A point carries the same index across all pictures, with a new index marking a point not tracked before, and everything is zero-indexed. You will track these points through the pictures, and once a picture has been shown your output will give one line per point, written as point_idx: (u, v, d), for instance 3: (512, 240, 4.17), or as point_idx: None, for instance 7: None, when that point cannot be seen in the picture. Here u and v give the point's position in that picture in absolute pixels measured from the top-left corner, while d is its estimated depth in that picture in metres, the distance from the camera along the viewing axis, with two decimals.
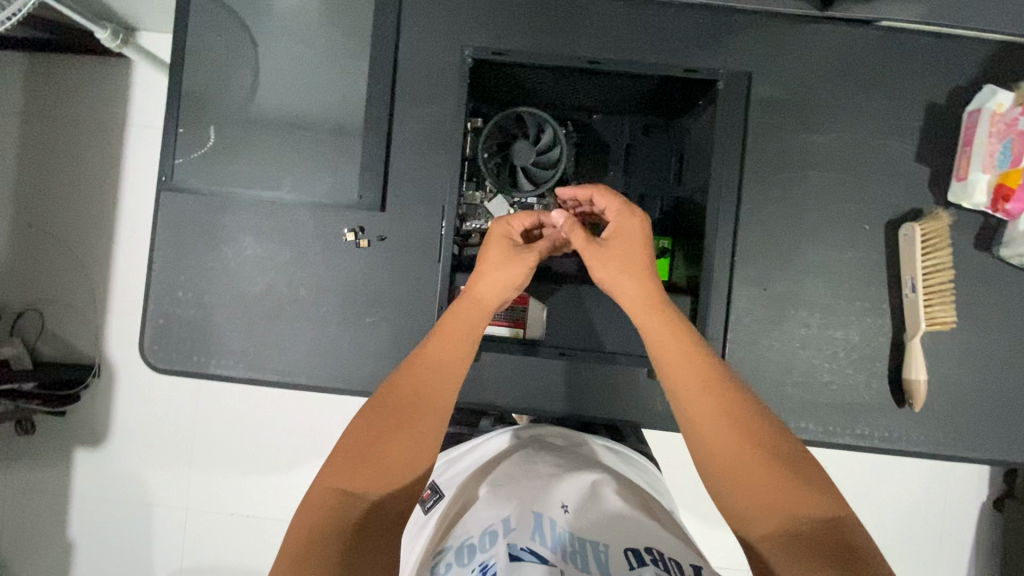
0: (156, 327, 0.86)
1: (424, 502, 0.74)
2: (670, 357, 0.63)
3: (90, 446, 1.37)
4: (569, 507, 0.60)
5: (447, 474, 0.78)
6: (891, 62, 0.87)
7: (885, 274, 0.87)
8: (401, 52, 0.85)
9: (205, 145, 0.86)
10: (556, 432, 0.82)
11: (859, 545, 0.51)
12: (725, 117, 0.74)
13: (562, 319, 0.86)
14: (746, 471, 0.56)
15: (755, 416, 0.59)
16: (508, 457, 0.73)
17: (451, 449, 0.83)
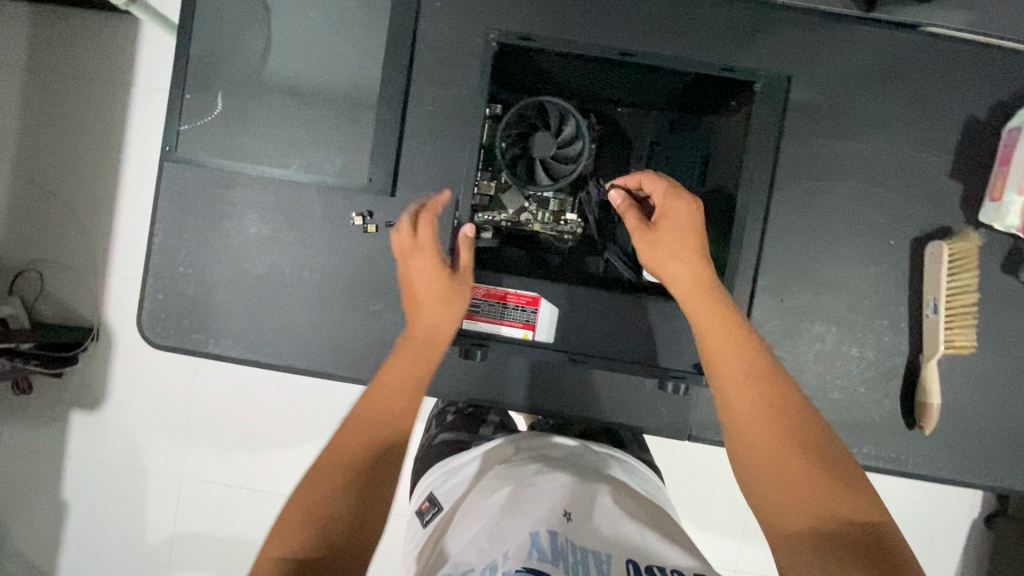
0: (155, 301, 0.84)
1: (423, 515, 0.72)
2: (717, 343, 0.64)
3: (87, 409, 1.36)
4: (570, 515, 0.59)
5: (445, 484, 0.75)
6: (934, 71, 0.83)
7: (907, 292, 0.84)
8: (421, 29, 0.81)
9: (212, 114, 0.83)
10: (556, 440, 0.78)
11: (891, 548, 0.52)
12: (757, 121, 0.71)
13: (577, 322, 0.78)
14: (783, 464, 0.57)
15: (802, 408, 0.61)
16: (505, 463, 0.71)
17: (449, 457, 0.80)
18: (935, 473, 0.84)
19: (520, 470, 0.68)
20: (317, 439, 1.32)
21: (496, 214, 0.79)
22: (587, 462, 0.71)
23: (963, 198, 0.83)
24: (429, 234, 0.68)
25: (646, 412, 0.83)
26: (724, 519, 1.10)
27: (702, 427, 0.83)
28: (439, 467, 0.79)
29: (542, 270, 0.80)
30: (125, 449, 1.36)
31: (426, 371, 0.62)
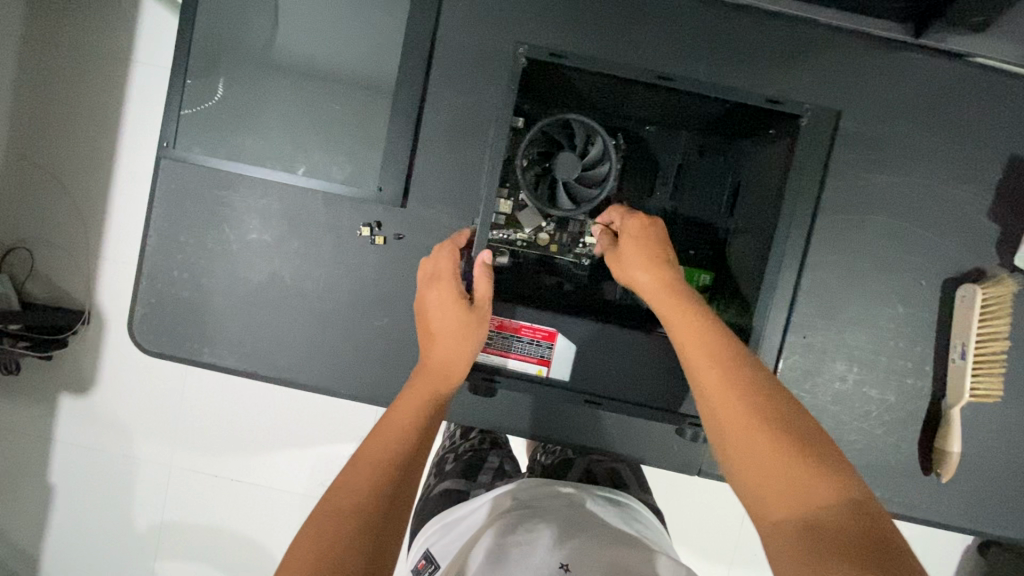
0: (148, 305, 0.80)
1: (419, 575, 0.69)
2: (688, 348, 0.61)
3: (76, 391, 1.30)
4: (569, 568, 0.58)
5: (442, 539, 0.73)
6: (981, 103, 0.78)
7: (933, 335, 0.81)
8: (440, 35, 0.77)
9: (215, 96, 0.78)
10: (556, 489, 0.77)
11: (888, 541, 0.47)
12: (800, 157, 0.66)
13: (593, 360, 0.74)
14: (765, 461, 0.52)
15: (777, 398, 0.57)
16: (502, 519, 0.70)
17: (447, 512, 0.78)
18: (947, 522, 0.81)
19: (517, 525, 0.67)
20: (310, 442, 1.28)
21: (510, 234, 0.73)
22: (587, 517, 0.70)
23: (999, 240, 0.79)
24: (450, 262, 0.64)
25: (657, 444, 0.80)
26: (723, 548, 1.08)
27: (712, 463, 0.81)
28: (436, 523, 0.77)
29: (554, 297, 0.77)
30: (112, 441, 1.31)
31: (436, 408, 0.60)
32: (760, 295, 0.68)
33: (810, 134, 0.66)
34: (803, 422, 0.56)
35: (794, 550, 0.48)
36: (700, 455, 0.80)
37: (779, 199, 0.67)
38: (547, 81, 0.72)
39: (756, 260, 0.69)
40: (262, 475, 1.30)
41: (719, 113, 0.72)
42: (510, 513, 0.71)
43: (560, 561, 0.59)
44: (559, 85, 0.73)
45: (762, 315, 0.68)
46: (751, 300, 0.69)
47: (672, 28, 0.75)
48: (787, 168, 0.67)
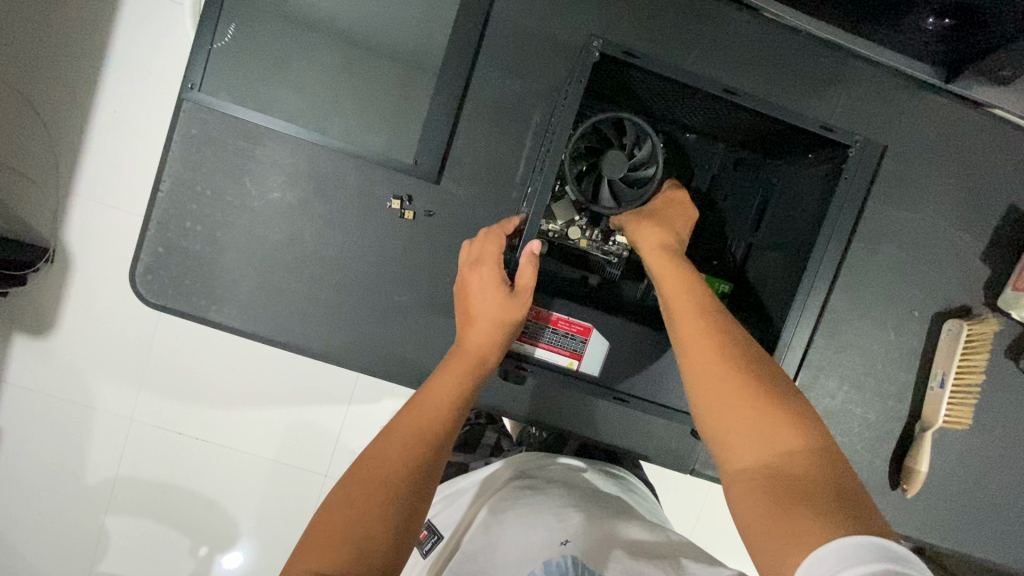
0: (154, 255, 0.76)
1: (421, 545, 0.70)
2: (684, 316, 0.62)
3: (36, 334, 1.22)
4: (569, 541, 0.59)
5: (444, 510, 0.74)
6: (989, 152, 0.83)
7: (917, 363, 0.87)
8: (493, 13, 0.75)
9: (226, 41, 0.73)
10: (553, 460, 0.79)
11: (850, 500, 0.48)
12: (845, 187, 0.66)
13: (611, 357, 0.75)
14: (743, 422, 0.55)
15: (762, 368, 0.58)
16: (501, 491, 0.71)
17: (447, 482, 0.79)
18: (909, 534, 0.88)
19: (516, 498, 0.68)
20: (290, 406, 1.25)
21: (543, 224, 0.73)
22: (588, 490, 0.72)
23: (987, 282, 0.86)
24: (495, 248, 0.65)
25: (653, 441, 0.84)
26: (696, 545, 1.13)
27: (704, 463, 0.85)
28: (438, 493, 0.77)
29: (579, 292, 0.78)
30: (72, 389, 1.23)
31: (472, 390, 0.60)
32: (785, 317, 0.69)
33: (854, 165, 0.67)
34: (788, 388, 0.57)
35: (758, 505, 0.51)
36: (693, 455, 0.84)
37: (817, 220, 0.68)
38: (607, 76, 0.70)
39: (785, 281, 0.70)
40: (235, 437, 1.25)
41: (766, 131, 0.73)
42: (509, 486, 0.71)
43: (560, 535, 0.60)
44: (617, 83, 0.72)
45: (785, 335, 0.69)
46: (774, 322, 0.71)
47: (725, 42, 0.77)
48: (826, 197, 0.68)
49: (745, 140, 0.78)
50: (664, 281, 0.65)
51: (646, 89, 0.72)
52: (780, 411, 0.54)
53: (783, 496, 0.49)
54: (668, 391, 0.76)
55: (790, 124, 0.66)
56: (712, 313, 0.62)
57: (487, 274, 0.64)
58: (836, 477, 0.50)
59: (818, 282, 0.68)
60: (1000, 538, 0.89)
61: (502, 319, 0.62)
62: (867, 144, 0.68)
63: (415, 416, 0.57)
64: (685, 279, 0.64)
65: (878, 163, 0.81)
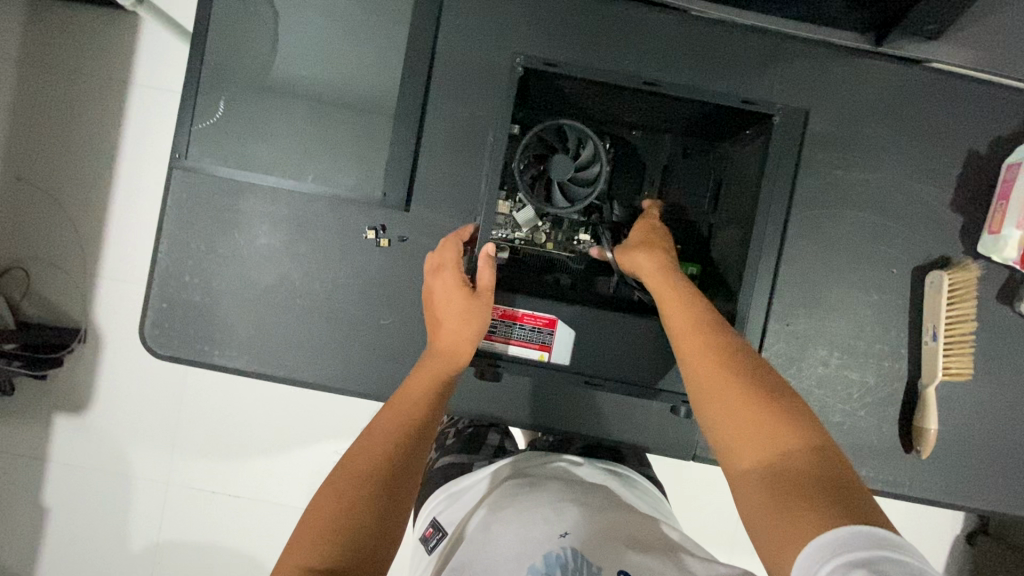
0: (159, 311, 0.83)
1: (427, 542, 0.72)
2: (681, 328, 0.65)
3: (73, 409, 1.30)
4: (568, 533, 0.60)
5: (449, 508, 0.75)
6: (937, 104, 0.85)
7: (907, 320, 0.86)
8: (438, 50, 0.82)
9: (208, 115, 0.82)
10: (552, 458, 0.80)
11: (853, 492, 0.49)
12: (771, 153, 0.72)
13: (588, 346, 0.77)
14: (746, 422, 0.56)
15: (760, 370, 0.60)
16: (502, 489, 0.72)
17: (452, 481, 0.80)
18: (927, 495, 0.86)
19: (517, 494, 0.69)
20: (309, 448, 1.29)
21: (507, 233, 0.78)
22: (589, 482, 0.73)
23: (962, 230, 0.86)
24: (452, 253, 0.71)
25: (652, 430, 0.84)
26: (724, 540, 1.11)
27: (706, 447, 0.85)
28: (442, 492, 0.79)
29: (551, 291, 0.81)
30: (107, 458, 1.30)
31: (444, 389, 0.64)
32: (745, 281, 0.72)
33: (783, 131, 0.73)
34: (789, 390, 0.58)
35: (763, 501, 0.52)
36: (694, 440, 0.84)
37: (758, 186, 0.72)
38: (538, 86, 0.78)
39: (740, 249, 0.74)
40: (261, 484, 1.29)
41: (700, 115, 0.78)
42: (509, 483, 0.73)
43: (561, 526, 0.61)
44: (549, 89, 0.79)
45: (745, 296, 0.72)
46: (737, 289, 0.74)
47: (655, 39, 0.82)
48: (758, 165, 0.73)
49: (687, 127, 0.82)
50: (662, 298, 0.68)
51: (579, 96, 0.78)
52: (779, 410, 0.56)
53: (785, 488, 0.51)
54: (645, 375, 0.78)
55: (712, 104, 0.72)
56: (708, 323, 0.64)
57: (448, 278, 0.69)
58: (833, 467, 0.52)
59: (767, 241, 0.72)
60: None
61: (464, 316, 0.67)
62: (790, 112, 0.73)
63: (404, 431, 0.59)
64: (683, 292, 0.67)
65: (824, 132, 0.84)
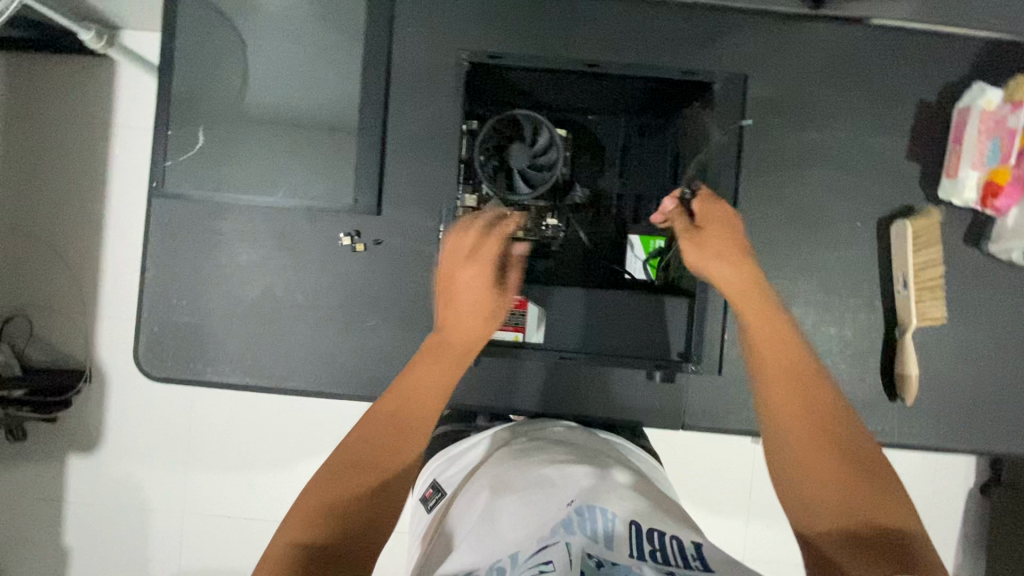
0: (152, 335, 0.86)
1: (426, 502, 0.75)
2: (772, 364, 0.65)
3: (84, 447, 1.33)
4: (568, 488, 0.61)
5: (448, 471, 0.78)
6: (883, 59, 0.87)
7: (877, 271, 0.88)
8: (393, 57, 0.85)
9: (181, 144, 0.85)
10: (553, 423, 0.82)
11: (918, 558, 0.53)
12: (716, 110, 0.84)
13: (559, 323, 0.83)
14: (826, 475, 0.59)
15: (846, 427, 0.62)
16: (503, 452, 0.73)
17: (453, 446, 0.83)
18: (916, 441, 0.88)
19: (519, 456, 0.70)
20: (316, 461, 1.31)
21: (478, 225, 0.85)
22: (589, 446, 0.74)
23: (921, 178, 0.88)
24: (471, 239, 0.75)
25: (638, 403, 0.85)
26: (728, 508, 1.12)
27: (694, 416, 0.85)
28: (441, 456, 0.81)
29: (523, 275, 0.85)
30: (122, 491, 1.33)
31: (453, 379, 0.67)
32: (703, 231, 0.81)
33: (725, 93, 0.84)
34: (874, 453, 0.61)
35: (836, 550, 0.55)
36: (682, 411, 0.85)
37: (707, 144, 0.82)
38: (488, 78, 0.89)
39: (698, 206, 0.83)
40: (273, 501, 1.31)
41: (650, 93, 0.88)
42: (510, 448, 0.74)
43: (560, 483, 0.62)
44: (496, 82, 0.90)
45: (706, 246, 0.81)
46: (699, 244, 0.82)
47: (600, 24, 0.83)
48: (707, 123, 0.85)
49: (640, 108, 0.92)
50: (754, 322, 0.68)
51: (539, 87, 0.90)
52: (865, 474, 0.58)
53: (865, 548, 0.54)
54: (617, 346, 0.83)
55: (658, 77, 0.84)
56: (800, 364, 0.65)
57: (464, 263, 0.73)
58: (904, 534, 0.55)
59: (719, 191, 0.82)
60: (1013, 424, 0.88)
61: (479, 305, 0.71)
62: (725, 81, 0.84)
63: (408, 437, 0.61)
64: (775, 326, 0.67)
65: (776, 97, 0.86)
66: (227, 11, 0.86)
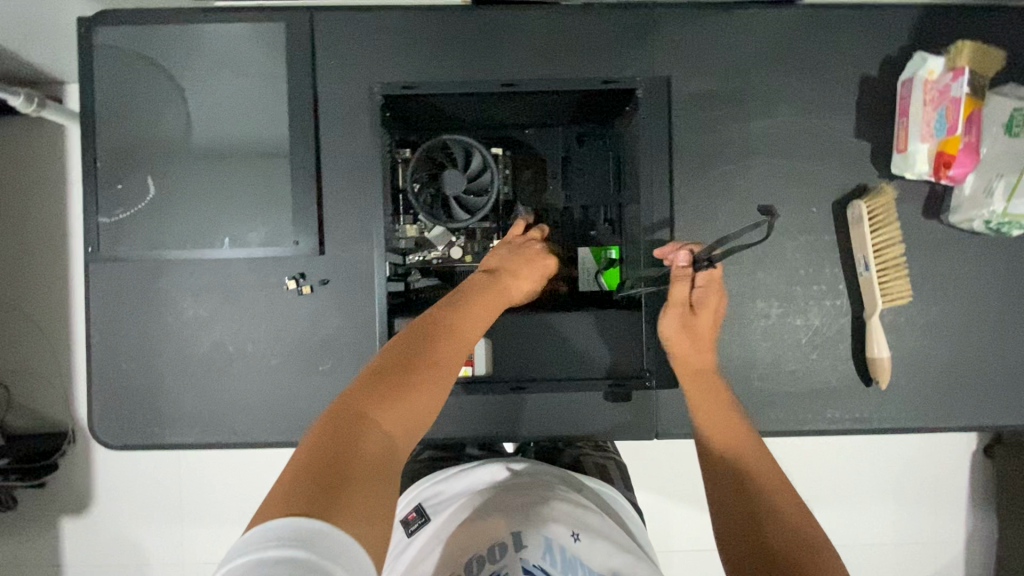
0: (107, 401, 0.84)
1: (408, 525, 0.73)
2: (711, 429, 0.73)
3: (69, 513, 1.31)
4: (578, 535, 0.63)
5: (436, 498, 0.77)
6: (821, 38, 0.85)
7: (838, 255, 0.86)
8: (319, 93, 0.83)
9: (111, 204, 0.83)
10: (550, 466, 0.81)
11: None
12: (643, 119, 0.83)
13: (507, 349, 0.84)
14: (764, 526, 0.61)
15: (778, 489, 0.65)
16: (505, 484, 0.74)
17: (443, 475, 0.82)
18: (896, 424, 0.86)
19: (524, 491, 0.71)
20: None
21: (426, 253, 0.88)
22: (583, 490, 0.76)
23: (873, 156, 0.86)
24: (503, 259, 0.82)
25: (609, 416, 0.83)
26: None
27: (667, 423, 0.83)
28: (429, 483, 0.81)
29: None
30: (112, 554, 1.30)
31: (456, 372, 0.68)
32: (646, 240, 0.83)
33: (651, 94, 0.83)
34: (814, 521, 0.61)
35: None
36: (654, 419, 0.83)
37: (642, 153, 0.83)
38: (415, 109, 0.87)
39: (644, 216, 0.83)
40: None
41: (582, 101, 0.86)
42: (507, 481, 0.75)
43: (569, 527, 0.64)
44: (426, 112, 0.89)
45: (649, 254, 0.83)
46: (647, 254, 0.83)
47: (528, 37, 0.82)
48: (637, 134, 0.84)
49: (575, 116, 0.90)
50: (700, 399, 0.76)
51: (464, 109, 0.88)
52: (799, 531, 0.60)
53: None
54: (571, 362, 0.84)
55: (582, 90, 0.82)
56: (739, 435, 0.72)
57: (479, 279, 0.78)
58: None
59: (659, 199, 0.83)
60: (993, 397, 0.86)
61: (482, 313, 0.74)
62: (651, 83, 0.83)
63: (421, 396, 0.61)
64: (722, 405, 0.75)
65: (715, 90, 0.84)
66: (145, 64, 0.84)
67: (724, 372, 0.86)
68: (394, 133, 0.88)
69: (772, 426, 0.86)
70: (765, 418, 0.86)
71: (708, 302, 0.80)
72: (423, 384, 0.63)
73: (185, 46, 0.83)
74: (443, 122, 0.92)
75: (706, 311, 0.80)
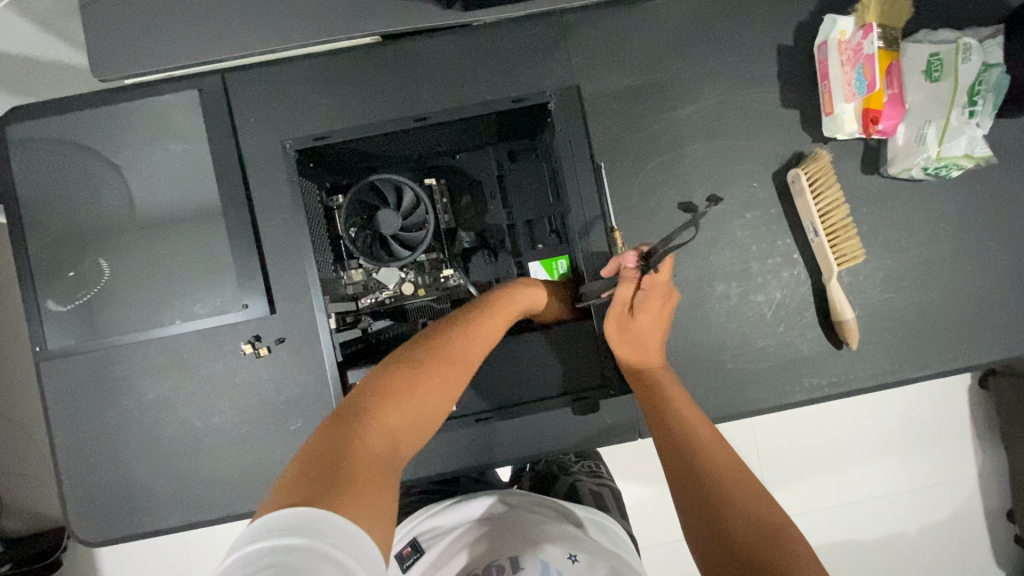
0: (82, 499, 0.82)
1: (402, 561, 0.69)
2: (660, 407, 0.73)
3: None
4: (576, 557, 0.60)
5: (430, 532, 0.73)
6: (731, 15, 0.85)
7: (787, 225, 0.86)
8: (243, 153, 0.82)
9: (50, 300, 0.81)
10: (546, 498, 0.76)
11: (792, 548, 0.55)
12: (562, 126, 0.81)
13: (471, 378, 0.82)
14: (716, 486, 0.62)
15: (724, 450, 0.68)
16: (501, 516, 0.70)
17: (435, 506, 0.78)
18: (875, 380, 0.86)
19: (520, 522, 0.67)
20: None
21: (378, 294, 0.89)
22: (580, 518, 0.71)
23: (803, 122, 0.86)
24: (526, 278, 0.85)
25: (589, 423, 0.83)
26: None
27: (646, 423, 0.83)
28: (421, 516, 0.76)
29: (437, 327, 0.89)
30: None
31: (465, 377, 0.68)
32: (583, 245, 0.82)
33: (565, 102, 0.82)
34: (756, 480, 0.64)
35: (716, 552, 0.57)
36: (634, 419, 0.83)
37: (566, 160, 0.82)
38: (335, 154, 0.87)
39: (577, 221, 0.82)
40: None
41: (503, 122, 0.88)
42: (500, 514, 0.71)
43: (563, 547, 0.61)
44: (351, 155, 0.89)
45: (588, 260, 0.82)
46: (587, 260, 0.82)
47: (439, 66, 0.83)
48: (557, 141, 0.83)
49: (501, 135, 0.92)
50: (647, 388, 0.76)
51: (386, 147, 0.88)
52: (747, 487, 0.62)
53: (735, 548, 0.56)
54: (533, 383, 0.83)
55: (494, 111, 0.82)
56: (686, 409, 0.73)
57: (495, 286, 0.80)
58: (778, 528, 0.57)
59: (588, 203, 0.81)
60: (967, 336, 0.86)
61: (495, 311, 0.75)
62: (563, 91, 0.82)
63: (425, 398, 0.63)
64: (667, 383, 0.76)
65: (636, 83, 0.84)
66: (63, 152, 0.82)
67: (695, 360, 0.85)
68: (324, 183, 0.89)
69: (754, 405, 0.85)
70: (744, 399, 0.85)
71: (650, 296, 0.78)
72: (428, 382, 0.64)
73: (100, 129, 0.82)
74: (372, 162, 0.93)
75: (648, 307, 0.78)
